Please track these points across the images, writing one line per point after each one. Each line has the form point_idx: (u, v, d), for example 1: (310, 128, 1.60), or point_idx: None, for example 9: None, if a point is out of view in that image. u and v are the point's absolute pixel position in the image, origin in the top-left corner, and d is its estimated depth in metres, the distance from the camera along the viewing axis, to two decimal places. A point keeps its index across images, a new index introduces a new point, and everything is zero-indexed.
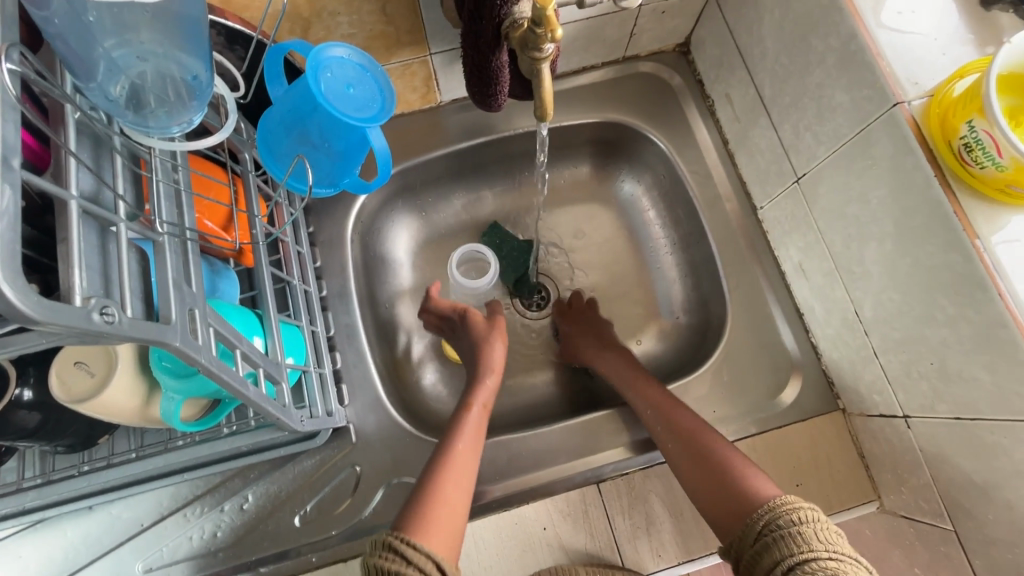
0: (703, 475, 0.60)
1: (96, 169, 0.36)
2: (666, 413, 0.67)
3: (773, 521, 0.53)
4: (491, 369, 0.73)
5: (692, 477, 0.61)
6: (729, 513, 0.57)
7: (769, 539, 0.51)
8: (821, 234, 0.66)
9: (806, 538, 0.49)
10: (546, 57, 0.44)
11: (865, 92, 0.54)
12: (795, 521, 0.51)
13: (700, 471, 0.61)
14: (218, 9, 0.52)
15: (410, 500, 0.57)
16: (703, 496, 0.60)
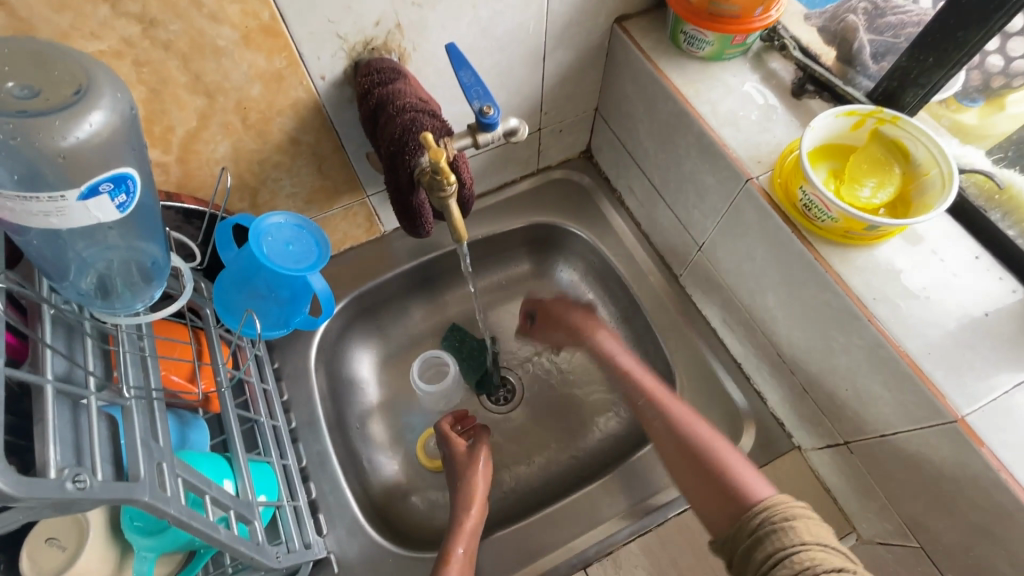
0: (712, 486, 0.61)
1: (69, 353, 0.41)
2: (677, 427, 0.69)
3: (767, 515, 0.53)
4: (474, 500, 0.72)
5: (699, 491, 0.63)
6: (723, 516, 0.58)
7: (762, 533, 0.52)
8: (730, 290, 0.74)
9: (797, 535, 0.50)
10: (449, 194, 0.54)
11: (724, 174, 0.65)
12: (788, 518, 0.52)
13: (703, 481, 0.63)
14: (175, 195, 0.61)
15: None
16: (707, 508, 0.61)
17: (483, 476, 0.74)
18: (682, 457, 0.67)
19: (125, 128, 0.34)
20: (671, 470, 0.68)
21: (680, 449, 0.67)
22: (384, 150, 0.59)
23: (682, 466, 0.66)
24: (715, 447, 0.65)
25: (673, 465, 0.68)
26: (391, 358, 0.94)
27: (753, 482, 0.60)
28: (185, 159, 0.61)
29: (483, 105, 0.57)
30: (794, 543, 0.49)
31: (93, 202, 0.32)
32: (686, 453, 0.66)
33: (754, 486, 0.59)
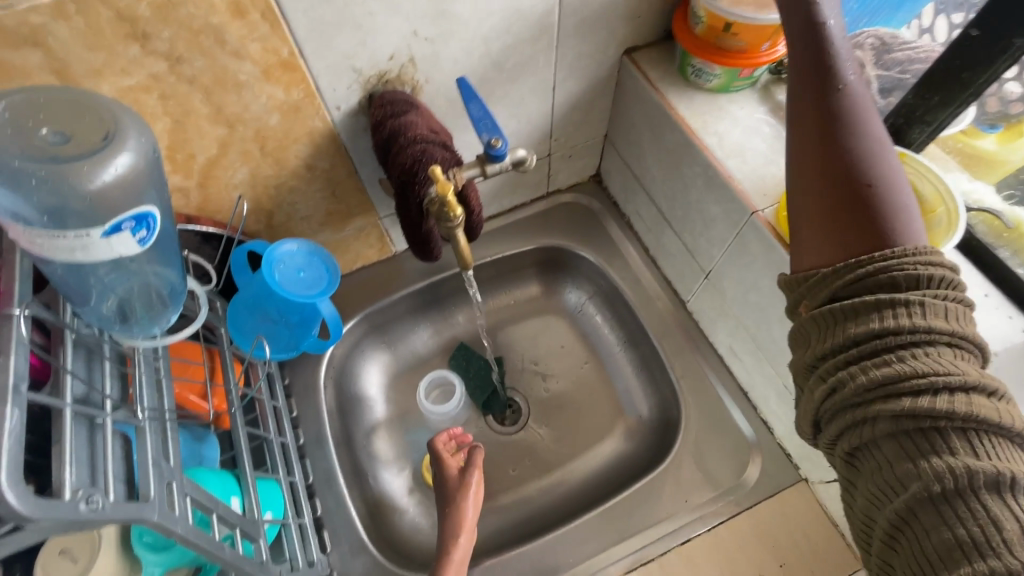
0: (846, 211, 0.44)
1: (87, 375, 0.43)
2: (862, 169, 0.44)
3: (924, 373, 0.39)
4: (464, 529, 0.69)
5: (823, 199, 0.45)
6: (837, 248, 0.44)
7: (859, 365, 0.40)
8: (737, 319, 0.74)
9: (976, 412, 0.36)
10: (457, 224, 0.55)
11: (730, 205, 0.65)
12: (962, 384, 0.37)
13: (863, 220, 0.43)
14: (195, 218, 0.64)
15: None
16: (844, 215, 0.44)
17: (472, 504, 0.72)
18: (849, 164, 0.45)
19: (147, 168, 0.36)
20: (827, 204, 0.45)
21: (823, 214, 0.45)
22: (395, 179, 0.60)
23: (808, 183, 0.46)
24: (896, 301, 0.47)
25: (814, 202, 0.45)
26: (399, 376, 0.95)
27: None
28: (205, 184, 0.63)
29: (493, 137, 0.58)
30: (915, 331, 0.39)
31: (115, 239, 0.34)
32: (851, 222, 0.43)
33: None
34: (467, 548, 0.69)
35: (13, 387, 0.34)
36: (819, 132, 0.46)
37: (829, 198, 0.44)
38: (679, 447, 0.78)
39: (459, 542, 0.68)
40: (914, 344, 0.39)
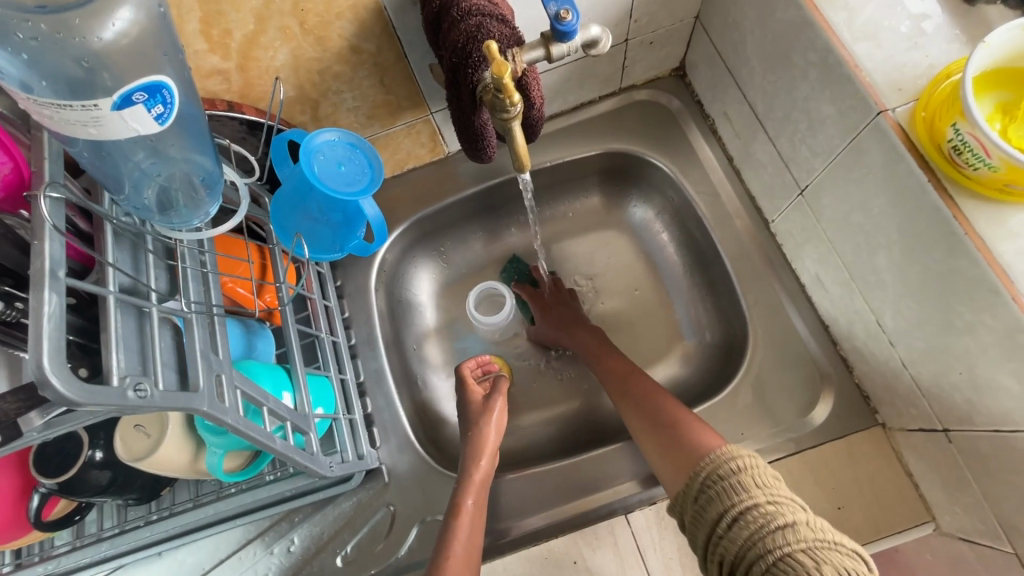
0: (657, 439, 0.64)
1: (132, 265, 0.42)
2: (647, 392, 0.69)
3: (715, 471, 0.55)
4: (487, 453, 0.69)
5: (652, 441, 0.65)
6: (676, 468, 0.60)
7: (713, 492, 0.54)
8: (831, 244, 0.64)
9: (770, 508, 0.50)
10: (514, 117, 0.47)
11: (849, 103, 0.53)
12: (740, 469, 0.54)
13: (665, 437, 0.63)
14: (237, 105, 0.59)
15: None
16: (660, 459, 0.63)
17: (493, 432, 0.71)
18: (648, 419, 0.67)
19: (156, 30, 0.31)
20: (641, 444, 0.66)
21: (621, 385, 0.73)
22: (446, 61, 0.52)
23: (637, 422, 0.68)
24: (672, 410, 0.65)
25: (634, 419, 0.69)
26: (449, 284, 0.93)
27: (700, 428, 0.62)
28: (244, 66, 0.58)
29: (561, 8, 0.48)
30: (768, 537, 0.48)
31: (128, 112, 0.30)
32: (664, 431, 0.64)
33: (704, 432, 0.61)
34: (489, 467, 0.69)
35: (49, 272, 0.33)
36: (619, 372, 0.74)
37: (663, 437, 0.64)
38: (741, 378, 0.73)
39: (481, 463, 0.68)
40: (761, 512, 0.50)
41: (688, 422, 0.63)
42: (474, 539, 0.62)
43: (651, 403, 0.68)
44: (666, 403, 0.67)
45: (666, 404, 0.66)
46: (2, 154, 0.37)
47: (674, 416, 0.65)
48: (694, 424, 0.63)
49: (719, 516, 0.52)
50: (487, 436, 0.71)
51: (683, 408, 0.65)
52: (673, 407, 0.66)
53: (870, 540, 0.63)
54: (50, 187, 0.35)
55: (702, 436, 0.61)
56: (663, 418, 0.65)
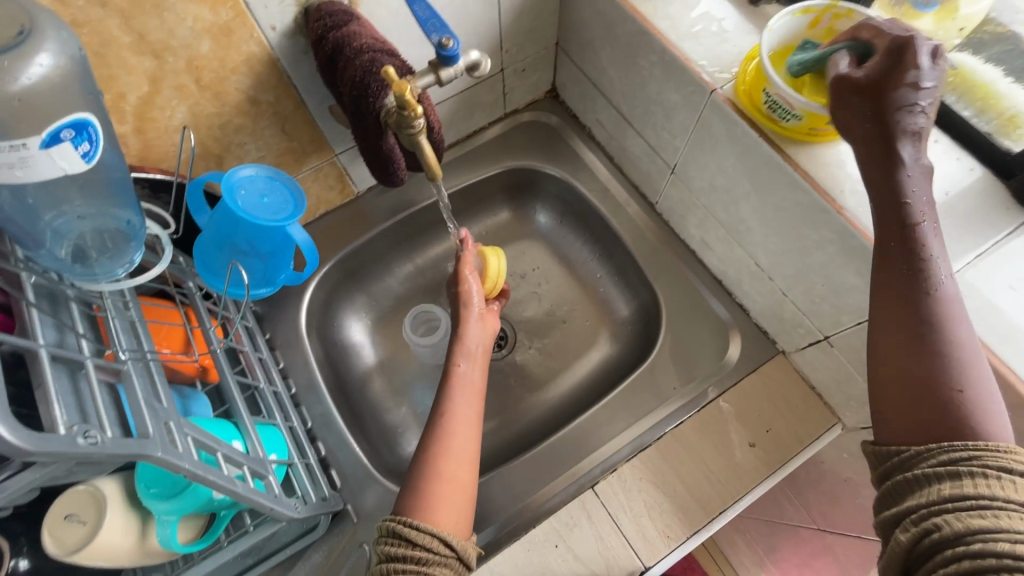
0: (896, 387, 0.43)
1: (58, 321, 0.41)
2: (920, 308, 0.44)
3: (977, 456, 0.38)
4: (468, 357, 0.70)
5: (882, 381, 0.44)
6: (918, 424, 0.42)
7: (968, 473, 0.38)
8: (706, 208, 0.76)
9: None
10: (420, 130, 0.53)
11: (689, 89, 0.65)
12: (1019, 477, 0.38)
13: (925, 381, 0.42)
14: (140, 166, 0.60)
15: (405, 490, 0.58)
16: (882, 402, 0.44)
17: (475, 333, 0.73)
18: (906, 351, 0.43)
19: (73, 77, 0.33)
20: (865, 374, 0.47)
21: (897, 299, 0.45)
22: (348, 96, 0.57)
23: (881, 355, 0.45)
24: (965, 357, 0.42)
25: (880, 352, 0.45)
26: (381, 318, 0.94)
27: (981, 399, 0.41)
28: (142, 128, 0.59)
29: (442, 37, 0.56)
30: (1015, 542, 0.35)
31: (55, 150, 0.31)
32: (918, 379, 0.42)
33: (988, 408, 0.41)
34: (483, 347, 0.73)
35: None
36: (910, 267, 0.45)
37: (908, 386, 0.42)
38: (662, 340, 0.81)
39: (460, 365, 0.69)
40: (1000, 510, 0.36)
41: (963, 395, 0.41)
42: (471, 437, 0.63)
43: (923, 333, 0.43)
44: (952, 347, 0.42)
45: (956, 354, 0.42)
46: None
47: (946, 372, 0.42)
48: (977, 389, 0.41)
49: (952, 490, 0.38)
50: (469, 336, 0.72)
51: (978, 370, 0.42)
52: (967, 352, 0.42)
53: (797, 451, 0.72)
54: None
55: (980, 407, 0.41)
56: (926, 368, 0.42)
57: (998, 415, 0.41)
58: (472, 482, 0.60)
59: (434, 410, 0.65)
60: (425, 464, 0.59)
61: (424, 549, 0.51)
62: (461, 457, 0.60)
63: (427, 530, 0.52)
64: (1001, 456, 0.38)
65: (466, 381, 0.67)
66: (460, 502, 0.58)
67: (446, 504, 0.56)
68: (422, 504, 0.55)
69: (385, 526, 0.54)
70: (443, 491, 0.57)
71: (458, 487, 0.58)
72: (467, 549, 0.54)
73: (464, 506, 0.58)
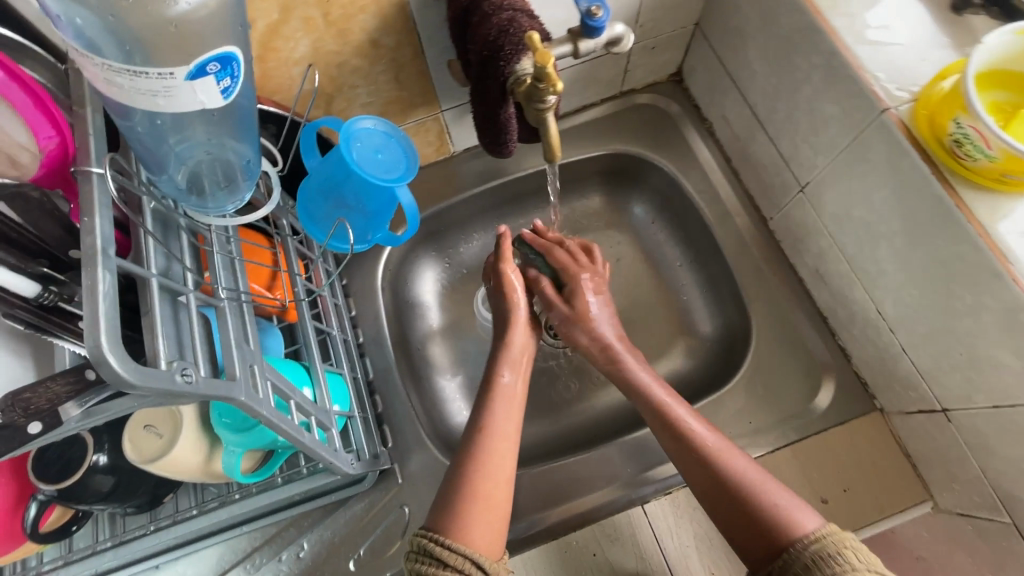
0: (742, 525, 0.56)
1: (167, 248, 0.41)
2: (710, 454, 0.60)
3: (816, 547, 0.50)
4: (510, 368, 0.70)
5: (725, 515, 0.58)
6: (760, 542, 0.54)
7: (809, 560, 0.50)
8: (832, 238, 0.68)
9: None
10: (549, 107, 0.48)
11: (853, 102, 0.57)
12: (841, 548, 0.49)
13: (755, 509, 0.56)
14: (258, 97, 0.60)
15: (441, 503, 0.58)
16: (738, 535, 0.56)
17: (518, 343, 0.72)
18: (713, 486, 0.59)
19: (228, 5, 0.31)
20: (710, 509, 0.59)
21: (678, 445, 0.63)
22: (476, 56, 0.53)
23: (713, 497, 0.59)
24: (761, 480, 0.57)
25: (701, 491, 0.60)
26: (453, 283, 0.93)
27: (790, 506, 0.55)
28: (264, 57, 0.58)
29: (591, 4, 0.50)
30: None
31: (200, 82, 0.29)
32: (743, 512, 0.56)
33: (799, 514, 0.54)
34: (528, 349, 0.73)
35: (101, 250, 0.31)
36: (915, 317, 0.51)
37: (740, 511, 0.57)
38: (746, 368, 0.75)
39: (502, 377, 0.69)
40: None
41: (780, 504, 0.55)
42: (509, 455, 0.62)
43: (727, 474, 0.59)
44: (746, 479, 0.58)
45: (754, 481, 0.58)
46: (49, 125, 0.36)
47: (756, 498, 0.56)
48: (785, 498, 0.55)
49: None
50: (515, 346, 0.72)
51: (773, 486, 0.57)
52: (761, 478, 0.58)
53: (874, 519, 0.65)
54: (98, 160, 0.34)
55: (796, 513, 0.54)
56: (744, 502, 0.56)
57: (808, 512, 0.54)
58: (508, 503, 0.60)
59: (473, 423, 0.65)
60: (463, 481, 0.59)
61: (454, 569, 0.51)
62: (501, 478, 0.60)
63: (459, 551, 0.53)
64: (835, 545, 0.50)
65: (509, 397, 0.67)
66: (496, 522, 0.57)
67: (482, 523, 0.56)
68: (458, 522, 0.56)
69: (416, 541, 0.54)
70: (479, 510, 0.57)
71: (496, 507, 0.58)
72: (498, 568, 0.53)
73: (501, 528, 0.58)
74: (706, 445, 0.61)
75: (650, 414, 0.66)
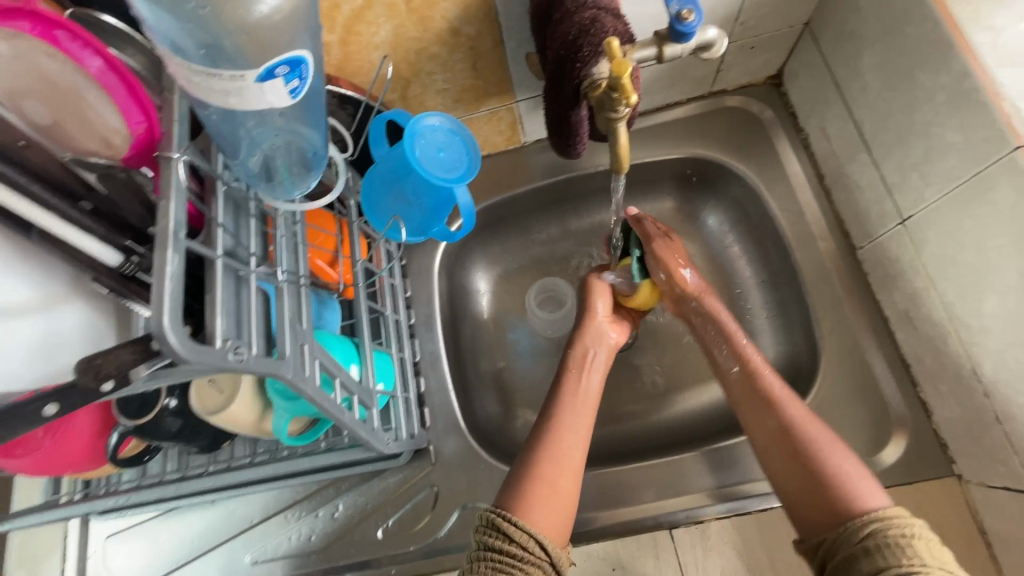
0: (797, 478, 0.56)
1: (236, 229, 0.44)
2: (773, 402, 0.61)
3: (877, 530, 0.48)
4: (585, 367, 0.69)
5: (783, 469, 0.57)
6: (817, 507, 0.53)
7: (872, 544, 0.47)
8: (929, 280, 0.60)
9: None
10: (620, 117, 0.46)
11: (982, 133, 0.50)
12: (907, 536, 0.46)
13: (811, 469, 0.55)
14: (335, 78, 0.61)
15: (509, 485, 0.58)
16: (793, 492, 0.56)
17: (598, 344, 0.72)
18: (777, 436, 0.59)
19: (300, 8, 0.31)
20: (768, 462, 0.59)
21: (751, 395, 0.63)
22: (552, 54, 0.51)
23: (772, 450, 0.59)
24: (831, 447, 0.56)
25: (761, 441, 0.60)
26: (508, 274, 0.93)
27: (856, 475, 0.54)
28: (347, 41, 0.59)
29: (683, 8, 0.47)
30: None
31: (268, 85, 0.30)
32: (800, 464, 0.56)
33: (861, 485, 0.53)
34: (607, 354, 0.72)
35: (172, 233, 0.34)
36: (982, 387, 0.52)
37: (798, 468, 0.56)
38: (807, 406, 0.70)
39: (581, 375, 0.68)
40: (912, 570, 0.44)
41: (842, 469, 0.54)
42: (579, 449, 0.61)
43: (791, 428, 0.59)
44: (812, 437, 0.57)
45: (817, 441, 0.57)
46: (139, 112, 0.36)
47: (820, 460, 0.55)
48: (851, 467, 0.54)
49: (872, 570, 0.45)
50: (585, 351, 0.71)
51: (840, 449, 0.56)
52: (831, 442, 0.57)
53: None
54: (179, 146, 0.36)
55: (861, 487, 0.53)
56: (802, 457, 0.56)
57: (872, 489, 0.53)
58: (574, 492, 0.59)
59: (542, 418, 0.64)
60: (529, 465, 0.59)
61: (519, 546, 0.51)
62: (569, 465, 0.60)
63: (524, 529, 0.53)
64: (893, 522, 0.48)
65: (588, 396, 0.66)
66: (558, 507, 0.56)
67: (544, 505, 0.56)
68: (523, 502, 0.56)
69: (486, 516, 0.54)
70: (543, 492, 0.57)
71: (562, 494, 0.57)
72: (561, 556, 0.53)
73: (565, 516, 0.56)
74: (777, 398, 0.61)
75: (731, 365, 0.66)
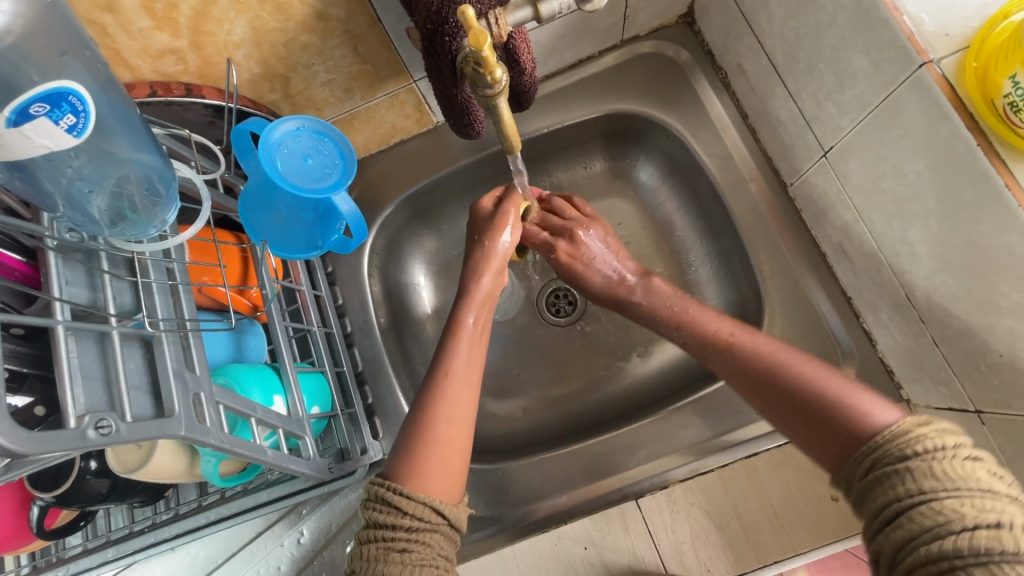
0: (807, 429, 0.50)
1: (90, 284, 0.39)
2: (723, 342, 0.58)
3: (880, 460, 0.43)
4: (476, 309, 0.63)
5: (789, 421, 0.52)
6: (825, 450, 0.49)
7: (873, 479, 0.43)
8: (857, 212, 0.58)
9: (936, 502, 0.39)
10: (500, 91, 0.41)
11: (886, 53, 0.47)
12: (910, 452, 0.42)
13: (811, 421, 0.50)
14: (197, 89, 0.55)
15: (399, 449, 0.54)
16: (813, 447, 0.50)
17: (491, 283, 0.65)
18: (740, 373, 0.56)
19: (44, 31, 0.31)
20: (768, 419, 0.54)
21: (721, 358, 0.58)
22: (421, 27, 0.46)
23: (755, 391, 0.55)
24: (810, 378, 0.52)
25: (750, 398, 0.56)
26: (446, 264, 0.88)
27: (855, 397, 0.49)
28: (199, 43, 0.52)
29: None
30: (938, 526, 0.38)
31: (28, 126, 0.30)
32: (798, 416, 0.51)
33: (857, 400, 0.48)
34: (496, 291, 0.66)
35: None
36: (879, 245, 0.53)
37: (782, 403, 0.53)
38: None
39: (468, 318, 0.63)
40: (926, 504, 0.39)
41: (837, 397, 0.49)
42: (471, 400, 0.57)
43: (773, 378, 0.54)
44: (797, 376, 0.52)
45: (805, 377, 0.52)
46: None
47: (796, 381, 0.52)
48: (844, 394, 0.49)
49: (878, 503, 0.42)
50: (482, 286, 0.65)
51: (827, 376, 0.51)
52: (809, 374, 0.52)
53: None
54: None
55: (857, 400, 0.48)
56: (798, 398, 0.51)
57: (869, 397, 0.48)
58: (467, 448, 0.55)
59: (432, 373, 0.59)
60: (421, 420, 0.55)
61: (416, 519, 0.48)
62: (461, 422, 0.55)
63: (419, 498, 0.49)
64: (911, 432, 0.43)
65: (474, 340, 0.61)
66: (454, 469, 0.53)
67: (437, 470, 0.51)
68: (413, 468, 0.51)
69: (372, 489, 0.50)
70: (434, 455, 0.52)
71: (454, 453, 0.54)
72: (458, 513, 0.51)
73: (459, 478, 0.53)
74: (752, 357, 0.56)
75: (699, 345, 0.61)
